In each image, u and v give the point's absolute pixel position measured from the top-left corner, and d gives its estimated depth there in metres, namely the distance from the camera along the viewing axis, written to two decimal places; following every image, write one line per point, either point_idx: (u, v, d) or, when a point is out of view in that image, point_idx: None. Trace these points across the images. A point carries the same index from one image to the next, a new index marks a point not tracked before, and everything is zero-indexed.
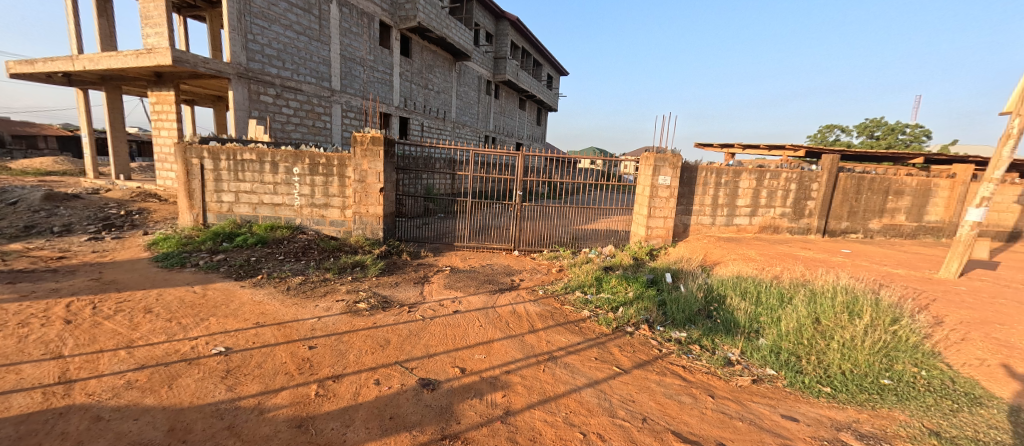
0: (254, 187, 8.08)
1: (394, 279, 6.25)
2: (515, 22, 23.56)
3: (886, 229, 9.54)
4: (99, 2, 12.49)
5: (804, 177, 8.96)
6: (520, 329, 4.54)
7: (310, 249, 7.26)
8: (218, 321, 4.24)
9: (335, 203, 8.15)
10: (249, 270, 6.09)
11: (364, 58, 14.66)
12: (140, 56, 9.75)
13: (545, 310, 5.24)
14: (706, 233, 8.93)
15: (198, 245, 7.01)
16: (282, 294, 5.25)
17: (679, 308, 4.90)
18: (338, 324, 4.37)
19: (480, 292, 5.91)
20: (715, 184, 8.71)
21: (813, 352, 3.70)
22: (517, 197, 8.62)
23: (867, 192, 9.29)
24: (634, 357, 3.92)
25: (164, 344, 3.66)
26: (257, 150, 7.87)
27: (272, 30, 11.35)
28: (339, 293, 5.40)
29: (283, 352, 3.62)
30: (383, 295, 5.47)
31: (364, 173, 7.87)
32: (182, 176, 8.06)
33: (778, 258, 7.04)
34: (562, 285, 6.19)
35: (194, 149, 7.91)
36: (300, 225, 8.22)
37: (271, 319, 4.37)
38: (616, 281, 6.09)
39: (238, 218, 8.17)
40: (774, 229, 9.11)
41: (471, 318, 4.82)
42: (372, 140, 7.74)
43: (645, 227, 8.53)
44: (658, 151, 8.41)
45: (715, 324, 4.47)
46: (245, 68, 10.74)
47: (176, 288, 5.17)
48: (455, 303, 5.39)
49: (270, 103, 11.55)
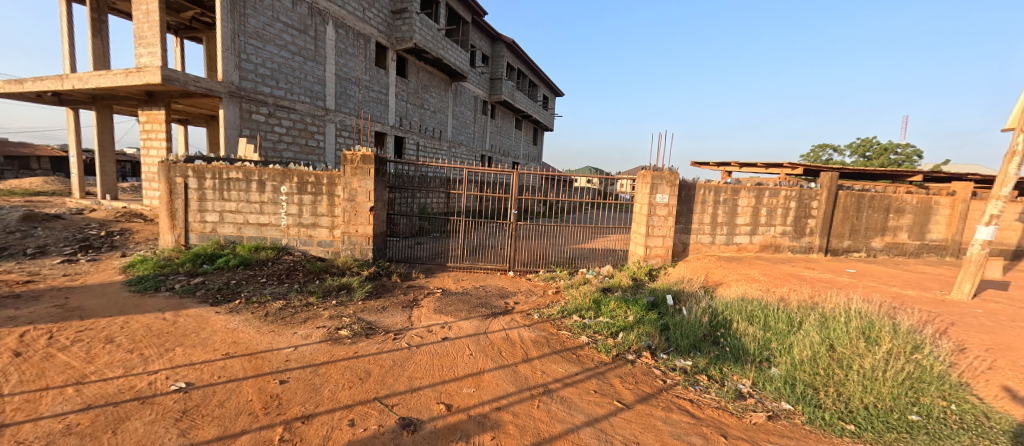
0: (239, 206, 7.80)
1: (381, 303, 5.91)
2: (512, 44, 23.88)
3: (889, 247, 9.32)
4: (93, 22, 12.44)
5: (803, 195, 8.78)
6: (512, 358, 4.23)
7: (295, 270, 6.96)
8: (184, 352, 3.94)
9: (324, 223, 7.87)
10: (227, 294, 5.77)
11: (359, 78, 14.63)
12: (130, 75, 9.60)
13: (540, 336, 4.92)
14: (706, 252, 8.69)
15: (177, 267, 6.69)
16: (259, 320, 4.92)
17: (683, 333, 4.60)
18: (315, 353, 4.04)
19: (472, 317, 5.57)
20: (714, 202, 8.52)
21: (830, 384, 3.40)
22: (511, 215, 8.34)
23: (868, 210, 9.11)
24: (636, 390, 3.60)
25: (119, 380, 3.37)
26: (244, 169, 7.64)
27: (266, 50, 11.26)
28: (321, 319, 5.06)
29: (250, 387, 3.31)
30: (368, 321, 5.13)
31: (354, 191, 7.63)
32: (164, 195, 7.78)
33: (782, 278, 6.77)
34: (559, 309, 5.89)
35: (178, 168, 7.67)
36: (287, 245, 7.91)
37: (243, 349, 4.06)
38: (615, 303, 5.79)
39: (221, 238, 7.86)
40: (775, 248, 8.89)
41: (460, 346, 4.49)
42: (362, 159, 7.54)
43: (644, 246, 8.27)
44: (656, 169, 8.24)
45: (723, 352, 4.17)
46: (237, 87, 10.60)
47: (145, 315, 4.83)
48: (445, 328, 5.07)
49: (262, 122, 11.38)
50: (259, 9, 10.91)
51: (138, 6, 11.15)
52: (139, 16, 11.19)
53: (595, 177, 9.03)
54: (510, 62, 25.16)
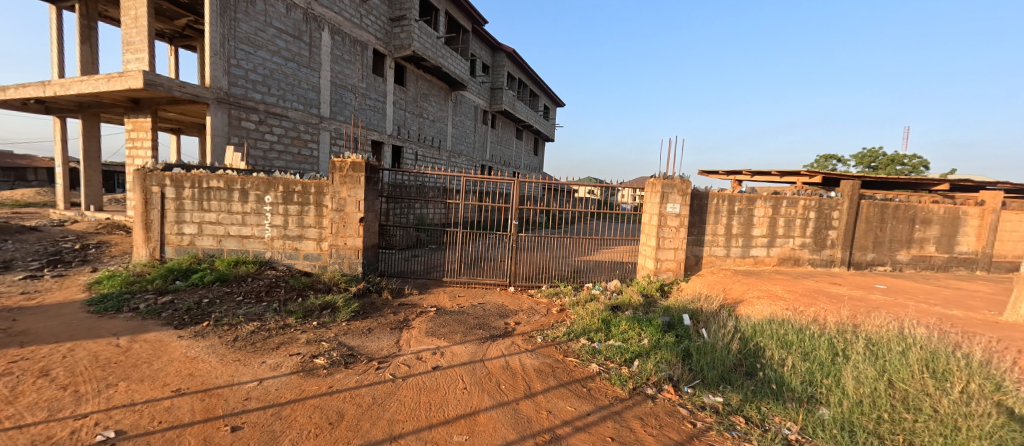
0: (219, 217, 7.26)
1: (367, 325, 5.32)
2: (513, 53, 23.66)
3: (916, 260, 8.73)
4: (82, 29, 12.03)
5: (823, 204, 8.22)
6: (513, 393, 3.64)
7: (276, 287, 6.38)
8: (126, 389, 3.38)
9: (310, 235, 7.32)
10: (196, 315, 5.21)
11: (356, 86, 14.23)
12: (111, 80, 9.09)
13: (544, 364, 4.33)
14: (720, 266, 8.11)
15: (146, 284, 6.13)
16: (224, 347, 4.33)
17: (709, 363, 4.02)
18: (282, 389, 3.48)
19: (467, 341, 4.97)
20: (728, 212, 7.96)
21: (898, 432, 2.83)
22: (512, 227, 7.75)
23: (893, 221, 8.54)
24: (661, 438, 3.01)
25: (37, 427, 2.82)
26: (226, 177, 7.14)
27: (257, 56, 10.81)
28: (296, 345, 4.48)
29: (194, 438, 2.77)
30: (350, 346, 4.53)
31: (343, 201, 7.11)
32: (139, 206, 7.24)
33: (808, 295, 6.20)
34: (564, 331, 5.31)
35: (155, 176, 7.16)
36: (270, 259, 7.37)
37: (198, 385, 3.50)
38: (627, 324, 5.27)
39: (199, 252, 7.31)
40: (794, 261, 8.31)
41: (453, 378, 3.90)
42: (352, 166, 7.05)
43: (654, 260, 7.70)
44: (665, 177, 7.75)
45: (760, 386, 3.58)
46: (226, 93, 10.11)
47: (96, 341, 4.28)
48: (437, 354, 4.48)
49: (252, 129, 10.89)
50: (251, 13, 10.51)
51: (126, 11, 10.77)
52: (128, 22, 10.80)
53: (596, 187, 8.49)
54: (512, 71, 24.94)
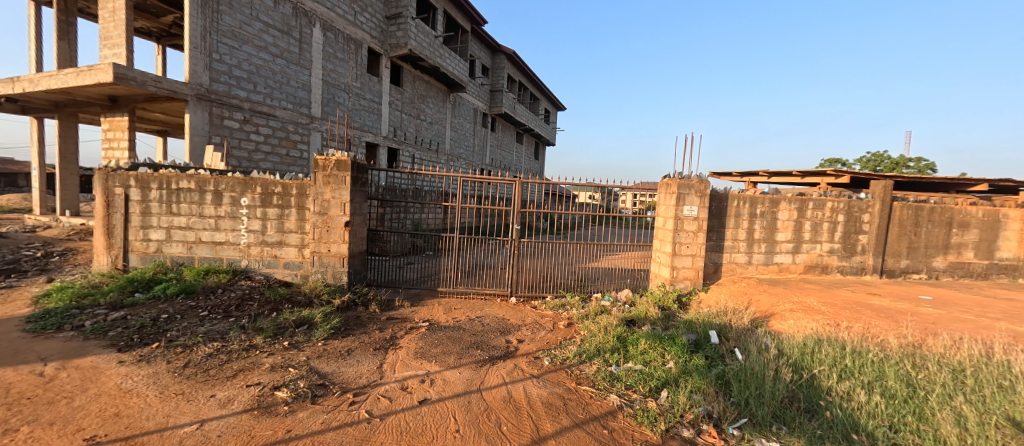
0: (190, 222, 6.56)
1: (347, 345, 4.59)
2: (513, 55, 23.07)
3: (953, 267, 8.02)
4: (60, 24, 11.38)
5: (853, 207, 7.54)
6: (517, 438, 2.93)
7: (248, 300, 5.66)
8: (26, 438, 2.69)
9: (291, 241, 6.62)
10: (147, 335, 4.49)
11: (349, 85, 13.62)
12: (80, 75, 8.36)
13: (553, 396, 3.62)
14: (742, 274, 7.40)
15: (100, 297, 5.41)
16: (168, 377, 3.61)
17: (756, 395, 3.31)
18: (227, 437, 2.78)
19: (464, 364, 4.26)
20: (750, 215, 7.26)
21: None
22: (513, 231, 7.04)
23: (928, 225, 7.84)
24: None
25: None
26: (198, 177, 6.45)
27: (243, 51, 10.14)
28: (258, 372, 3.76)
29: None
30: (322, 373, 3.83)
31: (326, 204, 6.42)
32: (100, 210, 6.53)
33: (850, 308, 5.48)
34: (574, 351, 4.61)
35: (118, 176, 6.46)
36: (246, 268, 6.66)
37: (121, 431, 2.81)
38: (647, 343, 4.61)
39: (167, 260, 6.61)
40: (822, 269, 7.60)
41: (443, 416, 3.18)
42: (337, 165, 6.36)
43: (669, 268, 7.00)
44: (681, 176, 7.07)
45: (827, 430, 2.86)
46: (207, 89, 9.42)
47: (16, 370, 3.59)
48: (426, 383, 3.75)
49: (236, 128, 10.20)
50: (235, 6, 9.84)
51: (103, 4, 10.09)
52: (105, 15, 10.12)
53: (597, 190, 7.84)
54: (512, 73, 24.36)
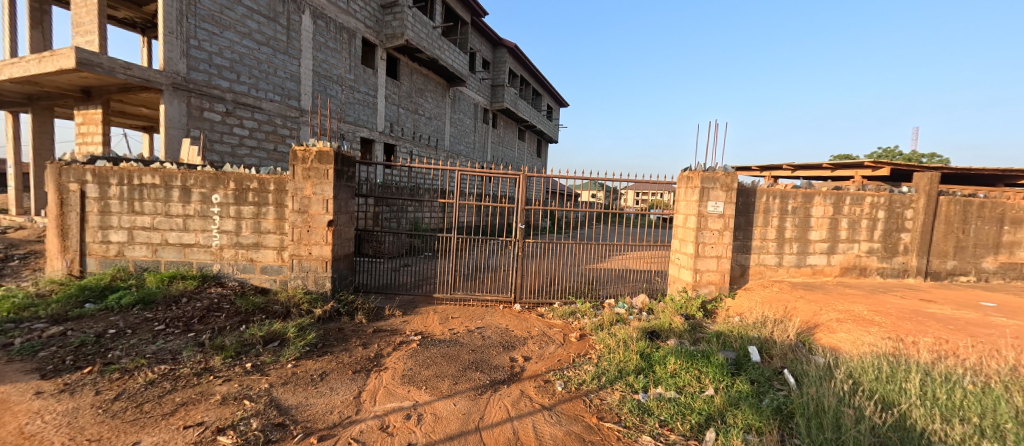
0: (154, 221, 5.85)
1: (321, 367, 3.86)
2: (514, 49, 22.28)
3: (1004, 269, 7.26)
4: (33, 12, 10.69)
5: (895, 202, 6.76)
6: None
7: (215, 311, 4.94)
8: None
9: (269, 242, 5.90)
10: (83, 356, 3.76)
11: (342, 76, 12.89)
12: (42, 62, 7.63)
13: (571, 437, 2.88)
14: (771, 277, 6.64)
15: (41, 309, 4.71)
16: (88, 416, 2.88)
17: (835, 442, 2.55)
18: None
19: (463, 391, 3.54)
20: (781, 212, 6.49)
21: None
22: (517, 231, 6.26)
23: (977, 221, 7.06)
24: None
25: None
26: (163, 171, 5.73)
27: (224, 37, 9.42)
28: (204, 407, 3.04)
29: None
30: (284, 408, 3.09)
31: (306, 201, 5.70)
32: (53, 208, 5.81)
33: (910, 318, 4.72)
34: (592, 372, 3.86)
35: (73, 170, 5.74)
36: (219, 273, 5.95)
37: None
38: (678, 363, 3.86)
39: (129, 264, 5.91)
40: (860, 271, 6.84)
41: None
42: (317, 157, 5.62)
43: (692, 271, 6.24)
44: (704, 169, 6.31)
45: None
46: (184, 78, 8.69)
47: None
48: (413, 420, 3.01)
49: (218, 121, 9.50)
50: None
51: None
52: None
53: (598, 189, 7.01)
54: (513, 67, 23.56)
